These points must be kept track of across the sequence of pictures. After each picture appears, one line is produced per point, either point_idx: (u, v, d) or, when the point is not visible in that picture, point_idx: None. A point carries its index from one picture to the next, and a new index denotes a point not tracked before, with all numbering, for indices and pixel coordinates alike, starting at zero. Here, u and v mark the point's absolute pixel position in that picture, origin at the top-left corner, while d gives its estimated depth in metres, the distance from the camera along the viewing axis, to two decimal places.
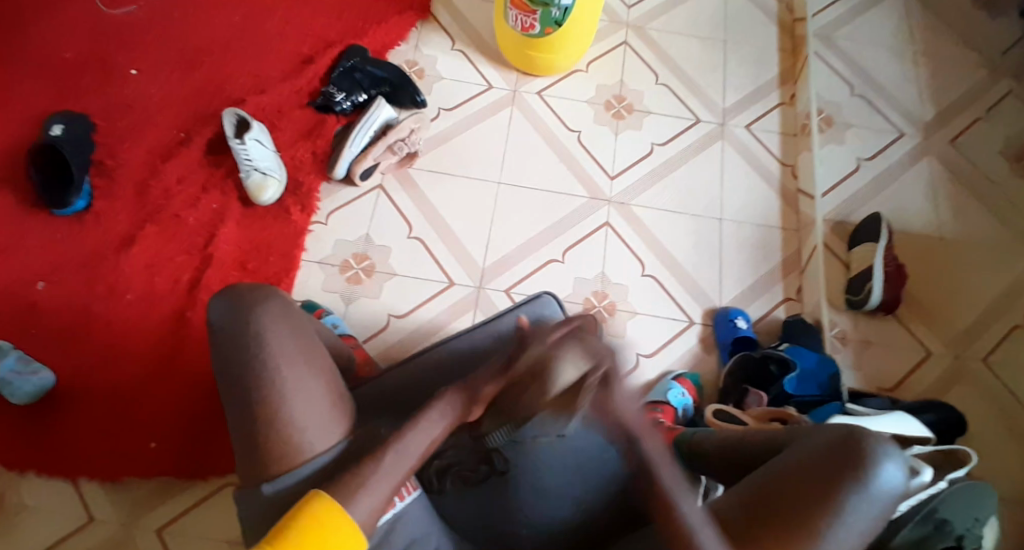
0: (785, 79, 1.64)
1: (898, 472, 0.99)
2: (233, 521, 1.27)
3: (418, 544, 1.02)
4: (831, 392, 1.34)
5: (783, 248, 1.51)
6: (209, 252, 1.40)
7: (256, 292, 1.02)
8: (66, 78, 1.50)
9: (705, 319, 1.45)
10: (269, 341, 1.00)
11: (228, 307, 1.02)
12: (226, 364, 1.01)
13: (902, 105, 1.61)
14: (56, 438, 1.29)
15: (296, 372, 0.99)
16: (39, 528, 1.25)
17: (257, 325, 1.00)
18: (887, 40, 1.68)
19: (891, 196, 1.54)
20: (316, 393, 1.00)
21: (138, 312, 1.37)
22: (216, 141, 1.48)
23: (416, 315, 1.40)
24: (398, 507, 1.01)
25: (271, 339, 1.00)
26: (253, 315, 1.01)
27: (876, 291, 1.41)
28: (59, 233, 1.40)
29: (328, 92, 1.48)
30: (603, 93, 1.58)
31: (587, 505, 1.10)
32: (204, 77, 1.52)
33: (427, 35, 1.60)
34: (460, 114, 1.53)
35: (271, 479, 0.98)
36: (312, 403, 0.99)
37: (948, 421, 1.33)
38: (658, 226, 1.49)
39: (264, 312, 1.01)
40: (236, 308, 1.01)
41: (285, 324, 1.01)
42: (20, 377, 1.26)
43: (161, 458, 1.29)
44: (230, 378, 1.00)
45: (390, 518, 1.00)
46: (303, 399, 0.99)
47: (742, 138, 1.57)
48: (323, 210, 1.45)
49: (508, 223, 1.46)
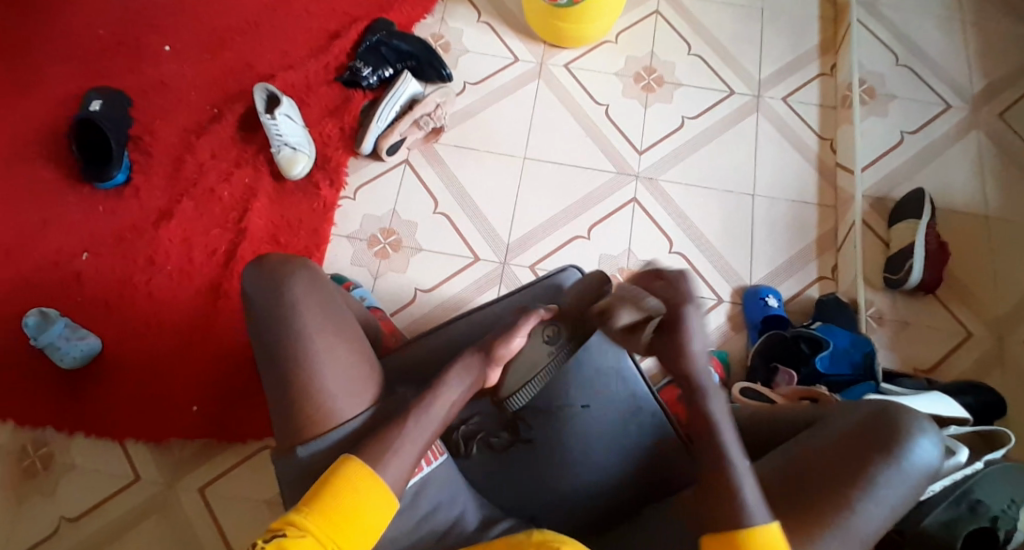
0: (825, 49, 1.57)
1: (934, 448, 0.97)
2: (271, 481, 1.34)
3: (440, 510, 1.04)
4: (864, 371, 1.30)
5: (818, 225, 1.47)
6: (242, 226, 1.44)
7: (287, 265, 1.06)
8: (106, 57, 1.55)
9: (734, 298, 1.43)
10: (301, 313, 1.03)
11: (261, 280, 1.05)
12: (259, 335, 1.04)
13: (950, 75, 1.53)
14: (102, 402, 1.36)
15: (326, 342, 1.03)
16: (89, 485, 1.33)
17: (289, 297, 1.04)
18: (937, 6, 1.59)
19: (935, 171, 1.47)
20: (345, 363, 1.04)
21: (175, 284, 1.42)
22: (247, 117, 1.51)
23: (441, 291, 1.41)
24: (424, 471, 1.05)
25: (302, 311, 1.03)
26: (285, 286, 1.04)
27: (916, 270, 1.36)
28: (101, 208, 1.45)
29: (355, 67, 1.49)
30: (633, 65, 1.54)
31: (610, 478, 1.10)
32: (236, 54, 1.54)
33: (454, 8, 1.58)
34: (487, 88, 1.52)
35: (305, 443, 1.01)
36: (342, 372, 1.03)
37: (988, 403, 1.29)
38: (686, 201, 1.46)
39: (295, 285, 1.04)
40: (268, 278, 1.05)
41: (315, 296, 1.05)
42: (69, 343, 1.32)
43: (201, 422, 1.35)
44: (263, 346, 1.04)
45: (417, 481, 1.04)
46: (332, 368, 1.02)
47: (777, 110, 1.52)
48: (352, 185, 1.47)
49: (534, 198, 1.45)
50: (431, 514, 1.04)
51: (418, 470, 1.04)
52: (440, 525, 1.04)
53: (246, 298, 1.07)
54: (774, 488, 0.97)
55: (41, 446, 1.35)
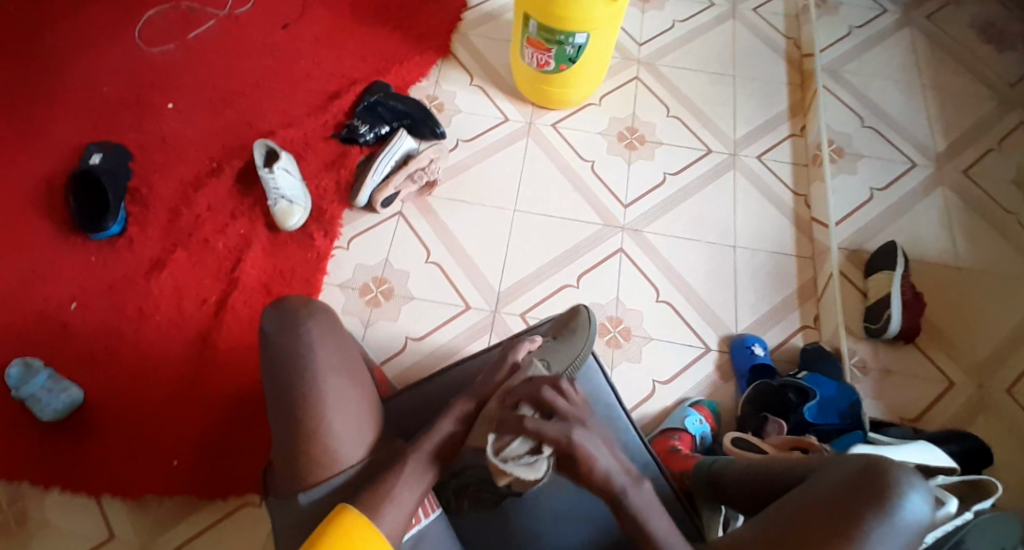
0: (794, 111, 1.68)
1: (923, 503, 0.97)
2: (256, 537, 1.30)
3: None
4: (851, 421, 1.33)
5: (798, 275, 1.52)
6: (235, 276, 1.46)
7: (305, 308, 1.07)
8: (108, 113, 1.59)
9: (721, 346, 1.45)
10: (315, 353, 1.04)
11: (278, 319, 1.05)
12: (270, 374, 1.05)
13: (913, 136, 1.64)
14: (80, 456, 1.32)
15: (337, 385, 1.03)
16: (61, 545, 1.28)
17: (306, 337, 1.05)
18: (896, 74, 1.71)
19: (906, 225, 1.54)
20: (351, 406, 1.04)
21: (165, 331, 1.41)
22: (245, 171, 1.55)
23: (433, 338, 1.42)
24: (422, 523, 1.03)
25: (316, 352, 1.04)
26: (301, 327, 1.05)
27: (894, 319, 1.40)
28: (94, 257, 1.46)
29: (353, 125, 1.56)
30: (617, 125, 1.63)
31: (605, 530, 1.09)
32: (237, 113, 1.60)
33: (447, 73, 1.68)
34: (478, 145, 1.59)
35: (306, 490, 1.01)
36: (349, 416, 1.04)
37: (973, 451, 1.29)
38: (672, 253, 1.51)
39: (311, 325, 1.06)
40: (286, 319, 1.05)
41: (330, 339, 1.06)
42: (50, 394, 1.31)
43: (183, 476, 1.31)
44: (274, 386, 1.04)
45: (413, 535, 1.02)
46: (341, 411, 1.03)
47: (753, 168, 1.60)
48: (346, 235, 1.50)
49: (523, 249, 1.49)
50: None
51: (417, 522, 1.02)
52: None
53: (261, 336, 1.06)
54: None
55: (13, 503, 1.29)
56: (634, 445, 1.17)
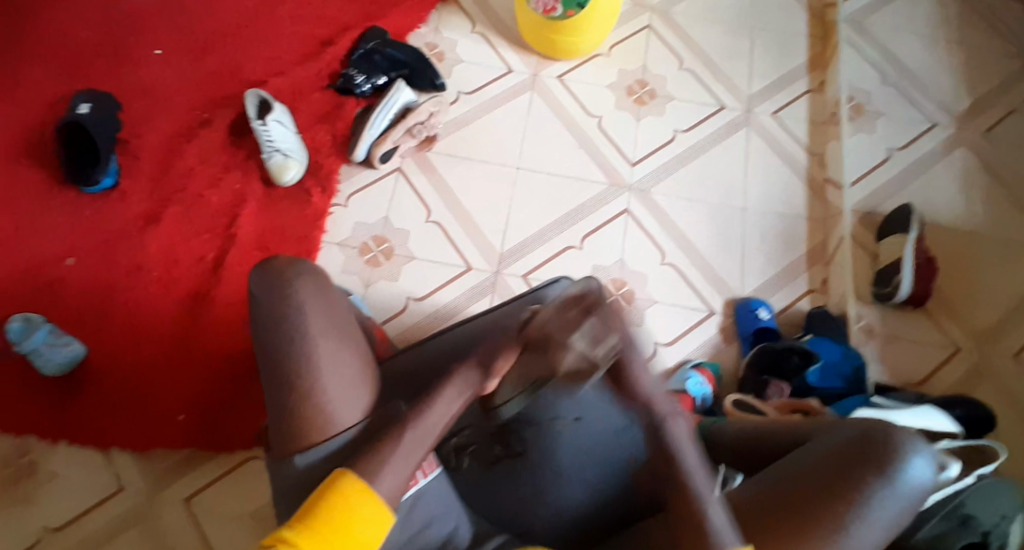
0: (813, 66, 1.60)
1: (926, 467, 0.97)
2: (262, 491, 1.30)
3: (433, 527, 1.03)
4: (854, 385, 1.31)
5: (807, 238, 1.48)
6: (230, 232, 1.43)
7: (293, 269, 1.03)
8: (95, 60, 1.53)
9: (725, 309, 1.43)
10: (304, 315, 1.01)
11: (267, 281, 1.02)
12: (260, 334, 1.02)
13: (935, 94, 1.57)
14: (84, 410, 1.32)
15: (330, 349, 1.00)
16: (69, 495, 1.29)
17: (295, 298, 1.01)
18: (921, 26, 1.63)
19: (922, 186, 1.49)
20: (346, 369, 1.02)
21: (161, 288, 1.40)
22: (239, 123, 1.50)
23: (433, 299, 1.39)
24: (420, 484, 1.02)
25: (307, 314, 1.01)
26: (290, 288, 1.01)
27: (905, 287, 1.37)
28: (87, 212, 1.43)
29: (348, 74, 1.49)
30: (626, 78, 1.56)
31: (603, 492, 1.10)
32: (229, 60, 1.54)
33: (447, 19, 1.60)
34: (480, 98, 1.52)
35: (302, 452, 1.00)
36: (344, 381, 1.01)
37: (977, 416, 1.29)
38: (678, 214, 1.47)
39: (300, 287, 1.02)
40: (273, 281, 1.02)
41: (320, 299, 1.02)
42: (52, 349, 1.29)
43: (185, 432, 1.31)
44: (264, 348, 1.02)
45: (412, 495, 1.01)
46: (335, 376, 1.00)
47: (766, 125, 1.54)
48: (344, 192, 1.46)
49: (526, 208, 1.45)
50: (424, 529, 1.02)
51: (415, 483, 1.01)
52: (433, 541, 1.03)
53: (248, 297, 1.03)
54: (765, 510, 0.97)
55: (24, 454, 1.31)
56: None
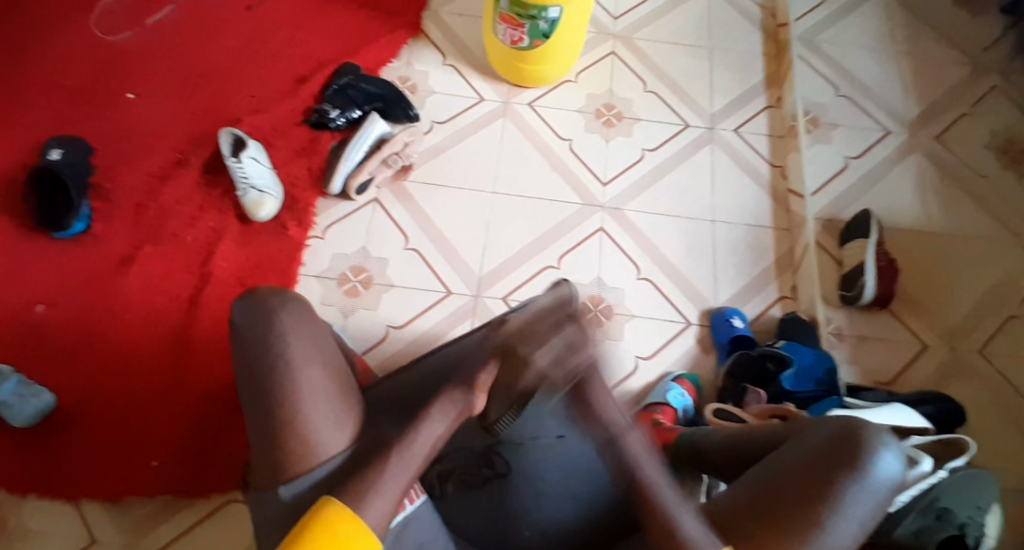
0: (770, 83, 1.66)
1: (895, 462, 0.99)
2: (240, 535, 1.28)
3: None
4: (827, 387, 1.35)
5: (775, 247, 1.53)
6: (207, 270, 1.42)
7: (277, 298, 1.03)
8: (64, 104, 1.52)
9: (701, 320, 1.46)
10: (289, 344, 1.00)
11: (250, 311, 1.02)
12: (244, 365, 1.02)
13: (888, 103, 1.64)
14: (58, 459, 1.29)
15: (315, 376, 1.00)
16: (45, 548, 1.26)
17: (279, 327, 1.01)
18: (871, 41, 1.71)
19: (881, 193, 1.56)
20: (330, 395, 1.01)
21: (139, 329, 1.38)
22: (213, 160, 1.50)
23: (415, 326, 1.41)
24: (408, 510, 1.02)
25: (290, 343, 1.00)
26: (275, 317, 1.02)
27: (869, 286, 1.42)
28: (59, 256, 1.42)
29: (323, 109, 1.51)
30: (594, 101, 1.60)
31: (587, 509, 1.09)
32: (201, 100, 1.54)
33: (419, 52, 1.63)
34: (453, 127, 1.55)
35: (286, 483, 0.99)
36: (329, 407, 1.01)
37: (945, 411, 1.34)
38: (651, 230, 1.51)
39: (284, 315, 1.02)
40: (258, 310, 1.02)
41: (304, 327, 1.02)
42: (22, 400, 1.27)
43: (163, 477, 1.29)
44: (249, 377, 1.01)
45: (401, 520, 1.02)
46: (320, 403, 1.00)
47: (730, 141, 1.60)
48: (321, 224, 1.47)
49: (503, 232, 1.47)
50: None
51: (402, 509, 1.02)
52: None
53: (232, 328, 1.03)
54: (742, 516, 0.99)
55: None
56: None
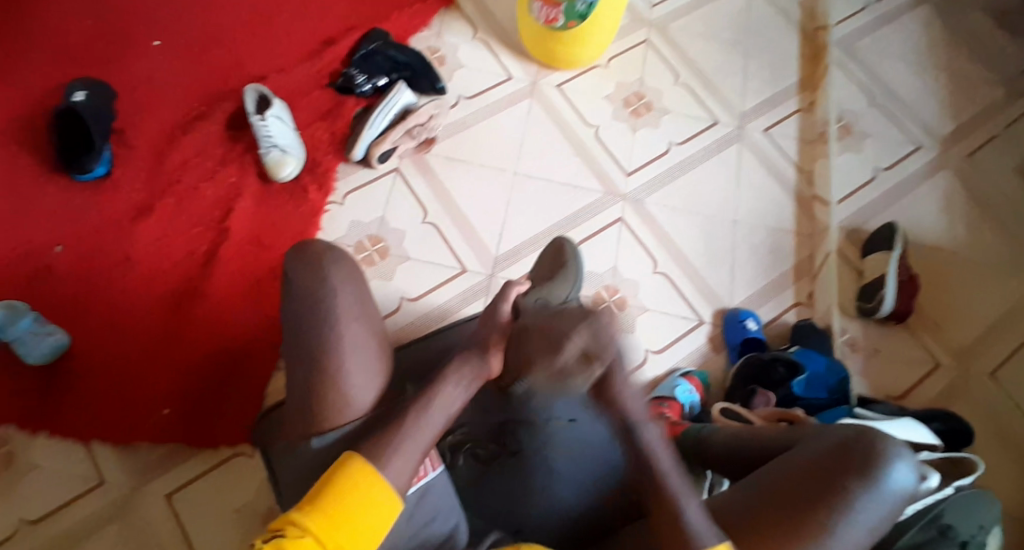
0: (804, 86, 1.64)
1: (909, 473, 0.98)
2: (249, 487, 1.29)
3: (436, 522, 1.01)
4: (838, 396, 1.33)
5: (794, 252, 1.51)
6: (224, 226, 1.42)
7: (326, 252, 1.01)
8: (92, 49, 1.52)
9: (714, 319, 1.45)
10: (337, 298, 1.00)
11: (301, 258, 1.01)
12: (288, 313, 1.01)
13: (920, 117, 1.62)
14: (69, 400, 1.29)
15: (359, 332, 1.00)
16: (47, 488, 1.26)
17: (328, 280, 1.00)
18: (909, 53, 1.69)
19: (906, 206, 1.54)
20: (369, 352, 1.01)
21: (151, 279, 1.38)
22: (237, 116, 1.50)
23: (427, 300, 1.40)
24: (428, 477, 1.02)
25: (338, 297, 1.00)
26: (325, 269, 1.00)
27: (888, 299, 1.40)
28: (78, 201, 1.41)
29: (349, 74, 1.50)
30: (623, 90, 1.59)
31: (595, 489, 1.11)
32: (229, 55, 1.54)
33: (450, 24, 1.61)
34: (480, 103, 1.54)
35: (319, 435, 0.99)
36: (366, 362, 1.00)
37: (956, 430, 1.32)
38: (671, 224, 1.49)
39: (334, 269, 1.01)
40: (309, 259, 1.00)
41: (352, 283, 1.01)
42: (37, 338, 1.26)
43: (173, 425, 1.29)
44: (292, 326, 1.00)
45: (420, 487, 1.00)
46: (361, 357, 0.99)
47: (759, 141, 1.58)
48: (341, 190, 1.46)
49: (522, 213, 1.46)
50: (428, 524, 1.00)
51: (422, 477, 1.01)
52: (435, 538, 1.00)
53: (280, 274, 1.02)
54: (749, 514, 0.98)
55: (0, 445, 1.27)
56: None
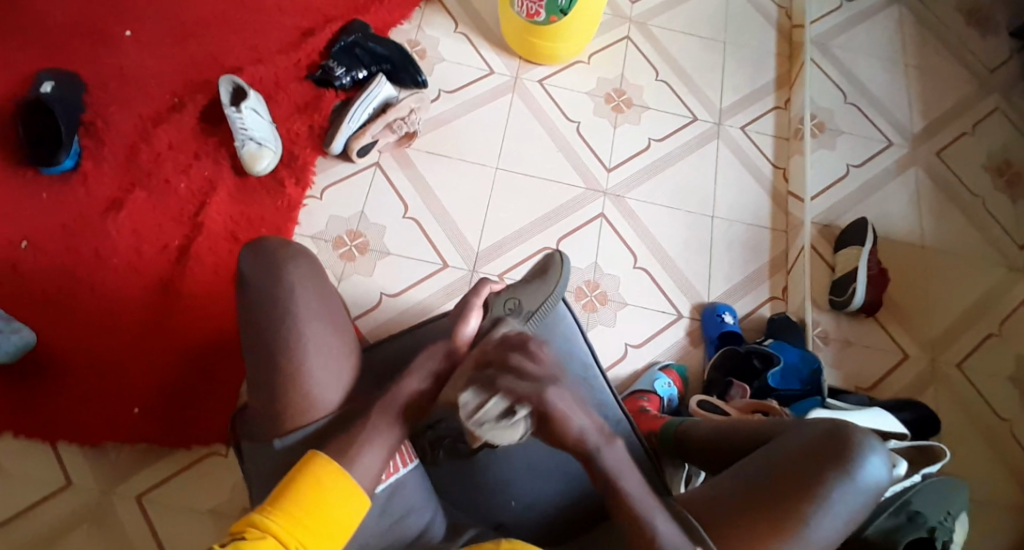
0: (780, 84, 1.67)
1: (881, 466, 1.00)
2: (225, 485, 1.27)
3: (412, 516, 1.02)
4: (811, 387, 1.36)
5: (771, 247, 1.54)
6: (199, 220, 1.39)
7: (287, 251, 1.03)
8: (59, 37, 1.47)
9: (692, 313, 1.47)
10: (296, 298, 1.00)
11: (258, 261, 1.02)
12: (251, 314, 1.01)
13: (892, 116, 1.66)
14: (36, 401, 1.26)
15: (319, 331, 1.01)
16: (18, 489, 1.23)
17: (286, 280, 1.01)
18: (884, 52, 1.72)
19: (877, 202, 1.57)
20: (332, 352, 1.02)
21: (124, 275, 1.34)
22: (210, 108, 1.47)
23: (408, 296, 1.39)
24: (400, 473, 1.03)
25: (298, 297, 1.00)
26: (284, 270, 1.01)
27: (860, 292, 1.44)
28: (45, 194, 1.37)
29: (328, 67, 1.48)
30: (604, 85, 1.59)
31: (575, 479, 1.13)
32: (202, 45, 1.51)
33: (430, 17, 1.60)
34: (460, 98, 1.53)
35: (282, 436, 0.99)
36: (330, 360, 1.02)
37: (923, 419, 1.37)
38: (651, 219, 1.51)
39: (295, 270, 1.02)
40: (266, 260, 1.02)
41: (312, 284, 1.02)
42: (1, 336, 1.22)
43: (145, 425, 1.27)
44: (253, 328, 1.00)
45: (390, 484, 1.01)
46: (321, 357, 1.01)
47: (736, 138, 1.60)
48: (319, 185, 1.45)
49: (504, 209, 1.46)
50: (402, 517, 1.02)
51: (392, 473, 1.02)
52: (410, 531, 1.02)
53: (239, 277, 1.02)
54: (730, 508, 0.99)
55: None
56: (608, 405, 1.18)
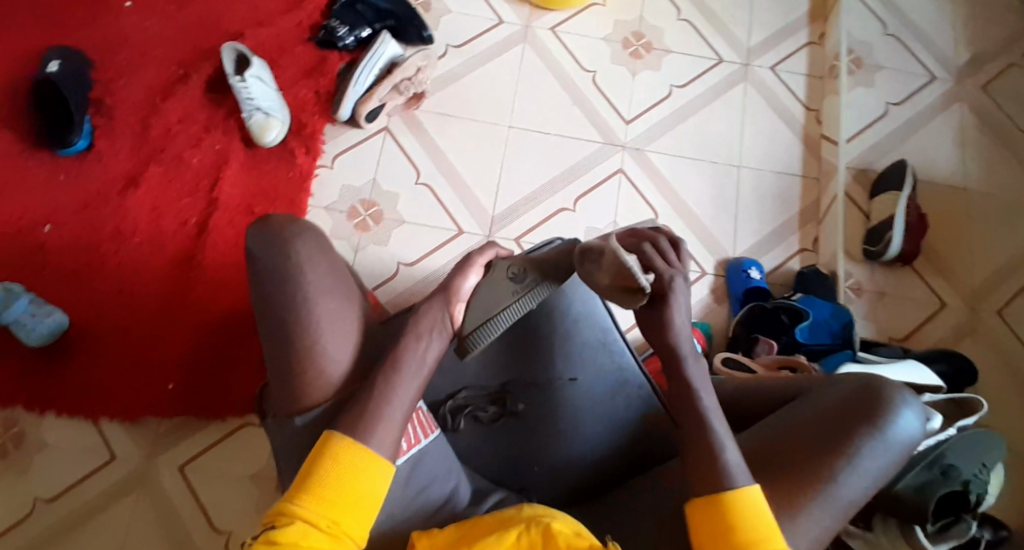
0: (814, 17, 1.58)
1: (914, 419, 0.90)
2: (259, 454, 1.31)
3: (434, 486, 0.94)
4: (842, 340, 1.29)
5: (800, 196, 1.46)
6: (214, 195, 1.38)
7: None
8: (63, 11, 1.46)
9: (718, 270, 1.42)
10: (305, 274, 0.92)
11: (265, 236, 0.92)
12: (258, 294, 0.93)
13: (935, 47, 1.55)
14: (73, 380, 1.30)
15: (331, 308, 0.92)
16: (64, 461, 1.28)
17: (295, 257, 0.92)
18: None
19: (916, 143, 1.48)
20: (345, 325, 0.94)
21: (146, 254, 1.36)
22: (215, 77, 1.44)
23: (425, 264, 1.36)
24: (420, 445, 0.94)
25: (307, 272, 0.92)
26: (289, 246, 0.91)
27: (896, 241, 1.36)
28: (63, 174, 1.38)
29: (331, 27, 1.44)
30: (622, 30, 1.53)
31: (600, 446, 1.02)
32: (204, 11, 1.48)
33: None
34: (470, 52, 1.48)
35: (301, 413, 0.92)
36: (339, 333, 0.93)
37: (959, 370, 1.29)
38: (672, 172, 1.45)
39: (301, 246, 0.92)
40: (273, 236, 0.92)
41: (322, 257, 0.93)
42: (35, 319, 1.26)
43: (178, 398, 1.30)
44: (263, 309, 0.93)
45: (409, 459, 0.93)
46: (334, 330, 0.92)
47: (765, 79, 1.52)
48: (329, 153, 1.42)
49: (518, 169, 1.42)
50: (424, 490, 0.93)
51: (410, 446, 0.93)
52: (435, 500, 0.94)
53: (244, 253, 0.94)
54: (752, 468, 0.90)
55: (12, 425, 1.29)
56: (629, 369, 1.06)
